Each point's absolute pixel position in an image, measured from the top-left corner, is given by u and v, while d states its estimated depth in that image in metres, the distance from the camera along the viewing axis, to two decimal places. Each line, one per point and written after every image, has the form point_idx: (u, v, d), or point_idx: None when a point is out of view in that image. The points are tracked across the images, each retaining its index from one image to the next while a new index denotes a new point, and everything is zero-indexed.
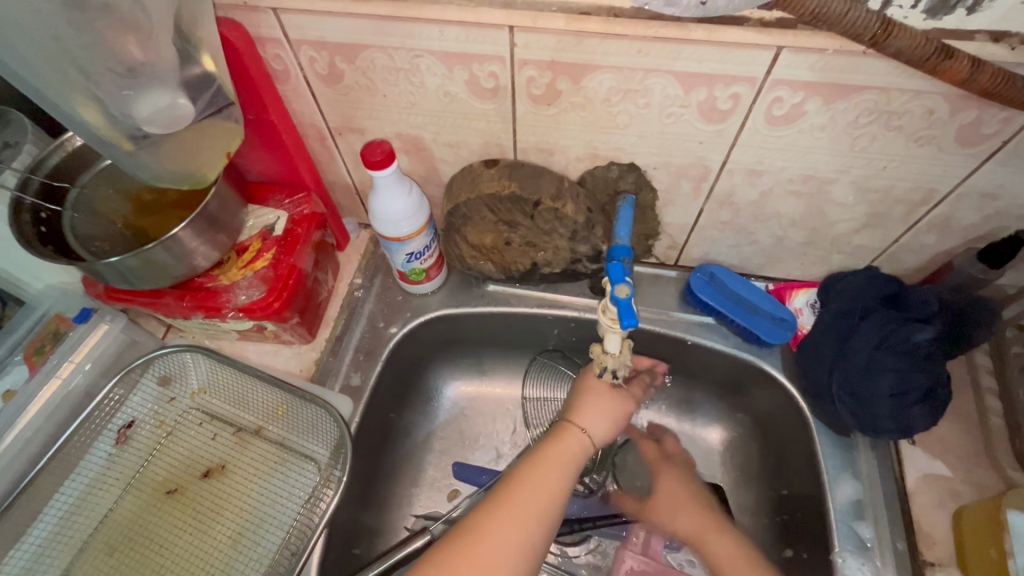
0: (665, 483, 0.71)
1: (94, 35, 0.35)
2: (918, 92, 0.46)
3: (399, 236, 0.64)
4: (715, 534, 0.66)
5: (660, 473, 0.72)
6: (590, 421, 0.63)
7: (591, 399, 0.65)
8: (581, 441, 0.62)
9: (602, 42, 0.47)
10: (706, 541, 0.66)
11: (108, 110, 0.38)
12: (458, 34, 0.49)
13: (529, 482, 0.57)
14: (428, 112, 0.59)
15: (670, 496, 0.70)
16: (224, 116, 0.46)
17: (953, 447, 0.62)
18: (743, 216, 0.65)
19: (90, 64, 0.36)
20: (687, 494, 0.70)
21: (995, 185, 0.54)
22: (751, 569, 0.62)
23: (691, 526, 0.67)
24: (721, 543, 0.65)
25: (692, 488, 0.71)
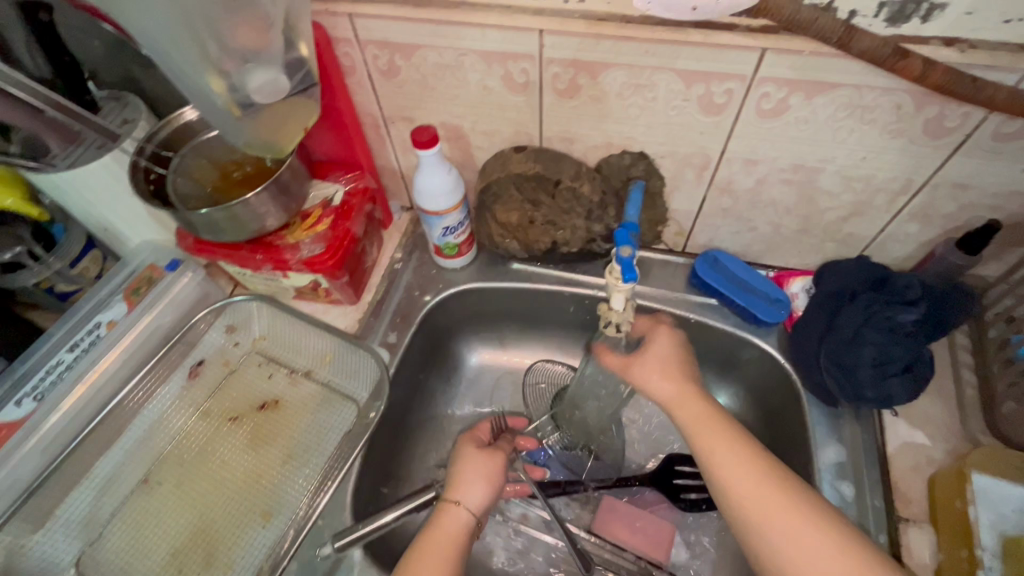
0: (651, 345, 0.68)
1: (234, 21, 0.46)
2: (887, 89, 0.54)
3: (437, 210, 0.75)
4: (689, 404, 0.62)
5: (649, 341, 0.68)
6: (467, 496, 0.64)
7: (467, 471, 0.67)
8: (466, 518, 0.63)
9: (616, 44, 0.57)
10: (679, 407, 0.63)
11: (229, 80, 0.50)
12: (497, 36, 0.60)
13: (426, 556, 0.59)
14: (468, 104, 0.70)
15: (652, 367, 0.66)
16: (306, 95, 0.57)
17: (932, 419, 0.67)
18: (742, 203, 0.72)
19: (228, 43, 0.47)
20: (670, 363, 0.66)
21: (965, 176, 0.60)
22: (713, 426, 0.60)
23: (666, 390, 0.64)
24: (692, 409, 0.62)
25: (677, 366, 0.66)
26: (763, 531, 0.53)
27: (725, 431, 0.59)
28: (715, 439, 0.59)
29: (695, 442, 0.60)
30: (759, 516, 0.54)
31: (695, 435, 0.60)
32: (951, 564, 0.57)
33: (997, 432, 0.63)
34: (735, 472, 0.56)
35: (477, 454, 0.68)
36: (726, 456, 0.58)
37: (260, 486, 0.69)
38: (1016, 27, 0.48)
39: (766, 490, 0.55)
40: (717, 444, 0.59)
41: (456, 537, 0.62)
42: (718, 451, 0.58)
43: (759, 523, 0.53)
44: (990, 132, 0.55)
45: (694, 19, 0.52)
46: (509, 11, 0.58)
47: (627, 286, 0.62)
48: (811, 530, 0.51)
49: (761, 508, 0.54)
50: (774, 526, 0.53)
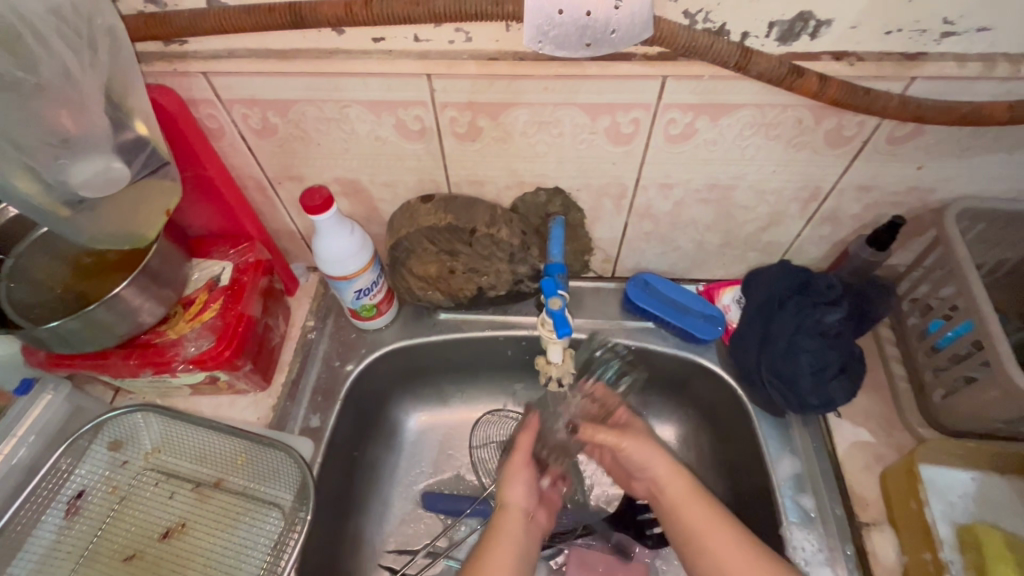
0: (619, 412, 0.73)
1: (31, 113, 0.41)
2: (787, 106, 0.53)
3: (346, 274, 0.68)
4: (673, 476, 0.65)
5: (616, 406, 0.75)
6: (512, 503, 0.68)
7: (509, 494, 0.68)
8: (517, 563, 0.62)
9: (512, 83, 0.53)
10: (669, 485, 0.65)
11: (43, 179, 0.44)
12: (380, 84, 0.54)
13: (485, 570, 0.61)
14: (362, 156, 0.63)
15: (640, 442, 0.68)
16: (159, 175, 0.51)
17: (873, 415, 0.68)
18: (663, 225, 0.71)
19: (23, 136, 0.42)
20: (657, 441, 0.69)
21: (867, 178, 0.62)
22: (699, 503, 0.63)
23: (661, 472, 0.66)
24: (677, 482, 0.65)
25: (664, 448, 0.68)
26: None
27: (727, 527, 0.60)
28: (700, 515, 0.62)
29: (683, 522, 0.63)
30: None
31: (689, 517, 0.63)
32: (916, 565, 0.57)
33: (932, 421, 0.65)
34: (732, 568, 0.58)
35: (517, 472, 0.70)
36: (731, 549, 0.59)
37: None
38: (897, 38, 0.48)
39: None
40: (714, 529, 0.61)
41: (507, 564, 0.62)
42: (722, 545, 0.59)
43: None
44: (884, 138, 0.56)
45: (590, 54, 0.49)
46: (391, 57, 0.52)
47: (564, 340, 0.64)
48: None
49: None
50: None
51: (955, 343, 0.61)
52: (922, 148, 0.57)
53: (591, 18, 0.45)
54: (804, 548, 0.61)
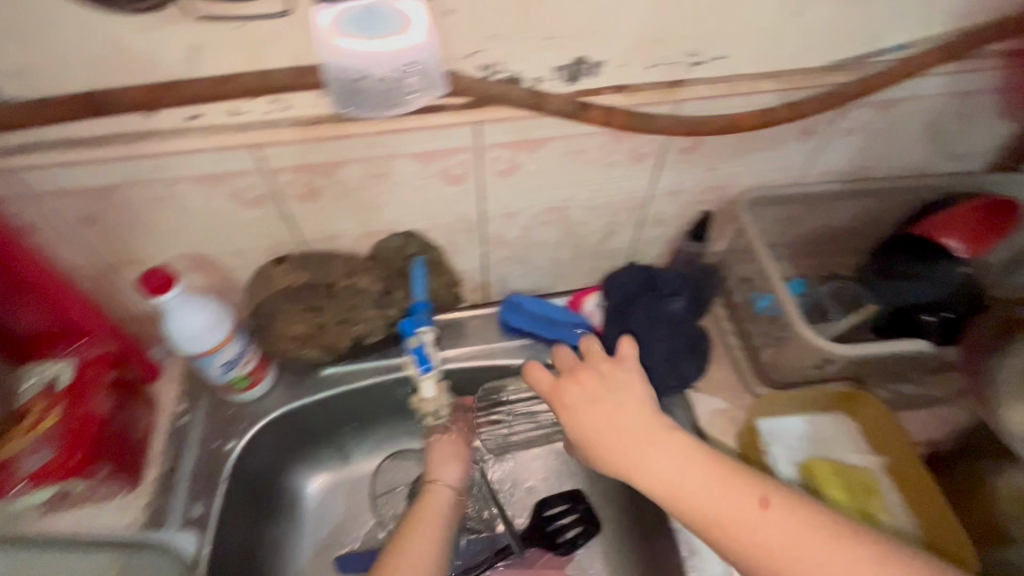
0: (574, 406, 0.60)
1: None
2: (589, 134, 0.61)
3: (208, 348, 0.65)
4: (632, 434, 0.56)
5: (578, 409, 0.59)
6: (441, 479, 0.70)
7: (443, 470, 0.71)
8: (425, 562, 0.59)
9: (338, 143, 0.56)
10: (619, 443, 0.56)
11: None
12: (204, 159, 0.55)
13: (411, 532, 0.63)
14: (203, 229, 0.62)
15: (579, 410, 0.59)
16: None
17: (724, 384, 0.78)
18: (518, 249, 0.77)
19: None
20: (600, 403, 0.59)
21: (673, 184, 0.72)
22: (681, 462, 0.53)
23: (612, 434, 0.56)
24: (648, 442, 0.55)
25: (609, 407, 0.58)
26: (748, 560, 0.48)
27: (745, 506, 0.50)
28: (664, 465, 0.53)
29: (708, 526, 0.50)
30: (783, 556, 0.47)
31: (704, 515, 0.51)
32: None
33: (765, 379, 0.75)
34: (772, 556, 0.48)
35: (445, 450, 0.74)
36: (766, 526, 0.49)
37: None
38: (659, 70, 0.58)
39: (811, 556, 0.47)
40: (741, 512, 0.49)
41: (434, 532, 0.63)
42: (755, 527, 0.49)
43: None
44: (674, 151, 0.66)
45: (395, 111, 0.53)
46: (209, 132, 0.53)
47: (432, 371, 0.68)
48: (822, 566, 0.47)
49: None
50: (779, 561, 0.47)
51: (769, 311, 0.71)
52: (707, 154, 0.68)
53: (384, 82, 0.49)
54: None
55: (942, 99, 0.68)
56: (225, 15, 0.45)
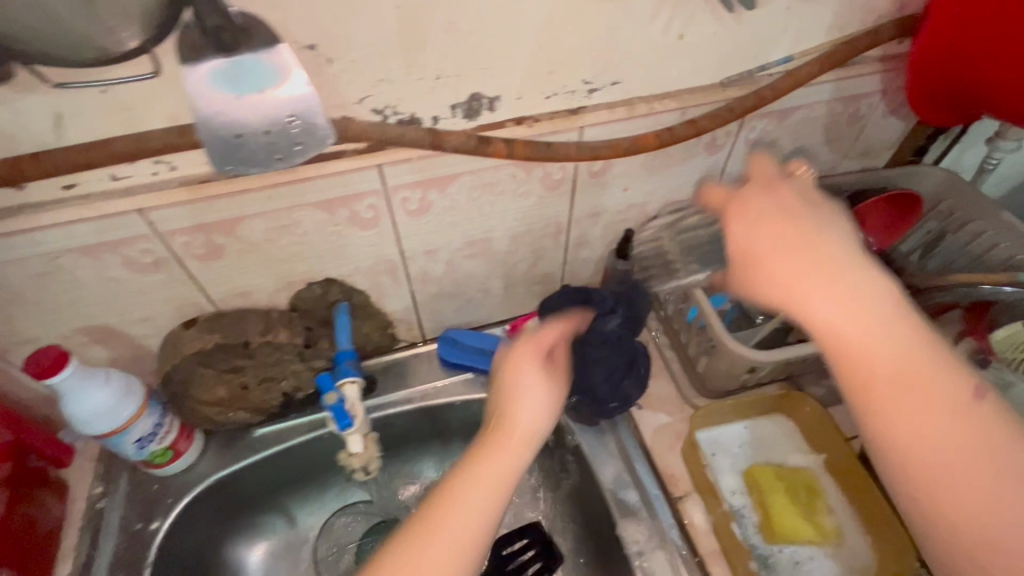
0: (743, 214, 0.51)
1: None
2: (497, 167, 0.61)
3: (115, 427, 0.61)
4: (788, 251, 0.46)
5: (734, 232, 0.51)
6: (519, 415, 0.56)
7: (517, 384, 0.58)
8: (523, 434, 0.54)
9: (233, 200, 0.54)
10: (764, 258, 0.47)
11: None
12: (87, 229, 0.52)
13: (517, 404, 0.56)
14: (99, 300, 0.58)
15: (745, 225, 0.50)
16: None
17: (667, 398, 0.78)
18: (447, 284, 0.75)
19: None
20: (771, 219, 0.50)
21: (592, 206, 0.72)
22: (852, 281, 0.44)
23: (759, 248, 0.48)
24: (785, 263, 0.46)
25: (781, 221, 0.49)
26: (875, 420, 0.41)
27: (958, 395, 0.39)
28: (821, 295, 0.44)
29: (859, 390, 0.42)
30: (914, 433, 0.39)
31: (864, 354, 0.42)
32: (722, 522, 0.65)
33: (702, 390, 0.76)
34: (929, 446, 0.39)
35: (524, 359, 0.60)
36: (950, 435, 0.38)
37: None
38: (557, 100, 0.59)
39: (961, 440, 0.38)
40: (876, 343, 0.42)
41: (535, 400, 0.57)
42: (910, 409, 0.40)
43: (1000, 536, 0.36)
44: (586, 175, 0.67)
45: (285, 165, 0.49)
46: (90, 200, 0.50)
47: (351, 429, 0.67)
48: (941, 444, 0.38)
49: (954, 499, 0.37)
50: (901, 426, 0.40)
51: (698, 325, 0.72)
52: (620, 175, 0.69)
53: (266, 137, 0.46)
54: (637, 540, 0.67)
55: (833, 104, 0.71)
56: (87, 80, 0.43)
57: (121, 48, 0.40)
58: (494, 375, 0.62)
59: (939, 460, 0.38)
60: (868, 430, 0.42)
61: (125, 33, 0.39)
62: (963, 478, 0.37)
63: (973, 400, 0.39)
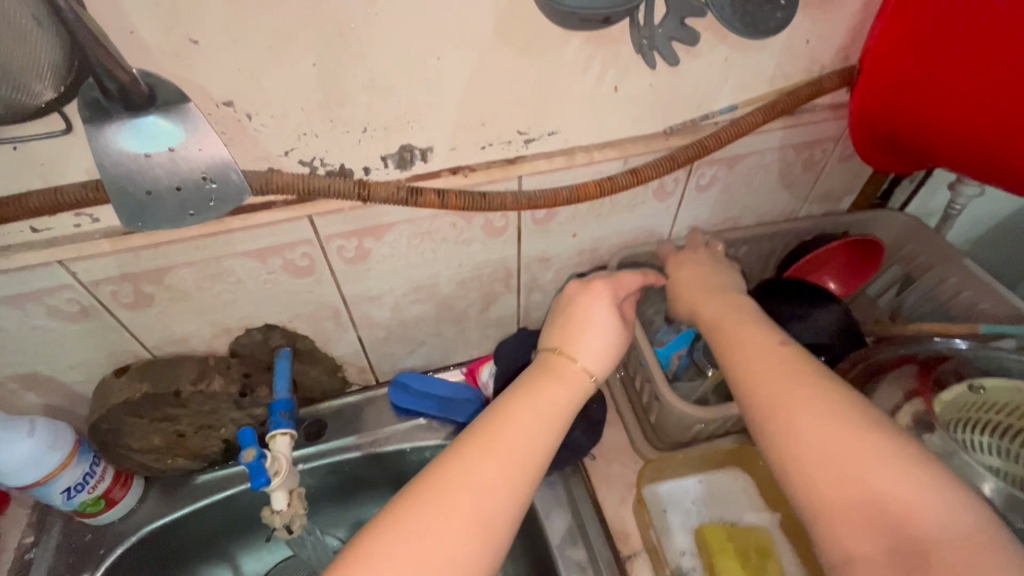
0: (682, 271, 0.66)
1: None
2: (434, 216, 0.61)
3: (38, 478, 0.60)
4: (718, 303, 0.59)
5: (677, 280, 0.65)
6: (583, 352, 0.57)
7: (590, 314, 0.59)
8: (581, 373, 0.56)
9: (158, 251, 0.53)
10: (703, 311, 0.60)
11: None
12: (8, 280, 0.51)
13: (584, 336, 0.58)
14: (27, 348, 0.58)
15: (682, 291, 0.64)
16: None
17: (620, 448, 0.75)
18: (395, 328, 0.74)
19: None
20: (701, 284, 0.63)
21: (541, 252, 0.71)
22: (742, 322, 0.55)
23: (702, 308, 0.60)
24: (711, 306, 0.59)
25: (709, 283, 0.63)
26: (763, 421, 0.47)
27: (826, 395, 0.46)
28: (737, 329, 0.55)
29: (745, 383, 0.50)
30: (787, 425, 0.45)
31: (744, 366, 0.51)
32: None
33: (656, 441, 0.72)
34: (801, 433, 0.44)
35: (597, 292, 0.61)
36: (824, 430, 0.43)
37: None
38: (492, 150, 0.58)
39: (813, 427, 0.44)
40: (756, 357, 0.51)
41: (603, 328, 0.59)
42: (785, 399, 0.47)
43: (849, 497, 0.40)
44: (530, 222, 0.66)
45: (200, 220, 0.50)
46: (9, 252, 0.50)
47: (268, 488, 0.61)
48: (816, 441, 0.43)
49: (817, 476, 0.42)
50: (784, 420, 0.46)
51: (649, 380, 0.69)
52: (566, 222, 0.68)
53: (180, 194, 0.47)
54: None
55: (785, 150, 0.71)
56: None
57: (38, 101, 0.40)
58: (556, 306, 0.62)
59: (809, 452, 0.43)
60: (749, 409, 0.49)
61: (40, 87, 0.39)
62: (823, 465, 0.42)
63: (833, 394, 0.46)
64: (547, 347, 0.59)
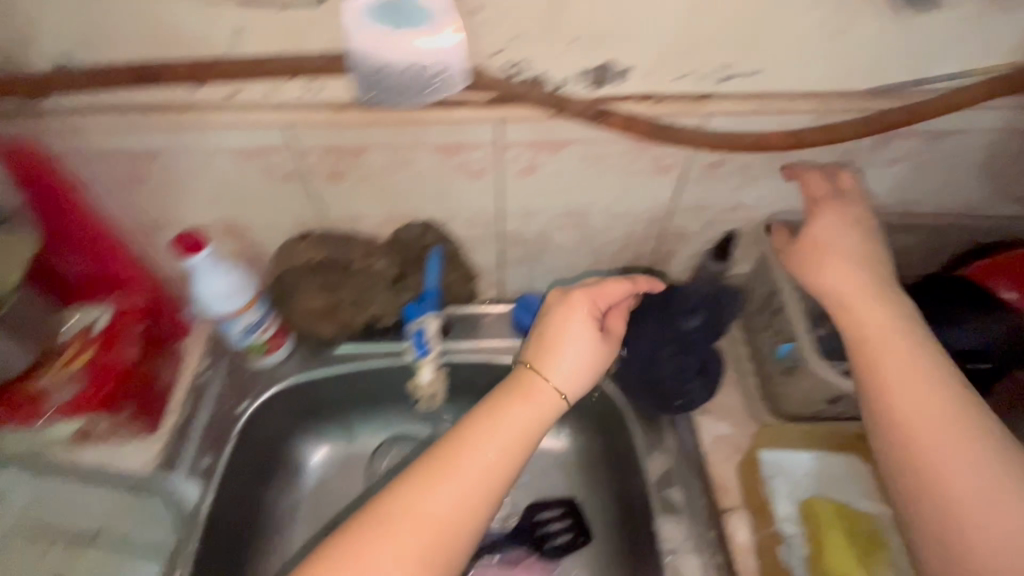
0: (826, 229, 0.60)
1: None
2: (612, 141, 0.61)
3: (229, 312, 0.70)
4: (858, 292, 0.56)
5: (823, 263, 0.58)
6: (553, 371, 0.59)
7: (567, 328, 0.61)
8: (551, 393, 0.58)
9: (365, 129, 0.58)
10: (844, 292, 0.56)
11: None
12: (242, 133, 0.58)
13: (556, 357, 0.60)
14: (238, 198, 0.66)
15: (830, 259, 0.58)
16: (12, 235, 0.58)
17: (732, 409, 0.75)
18: (537, 249, 0.77)
19: None
20: (851, 259, 0.58)
21: (699, 199, 0.70)
22: (877, 312, 0.54)
23: (844, 288, 0.56)
24: (845, 283, 0.56)
25: (850, 257, 0.58)
26: (894, 432, 0.49)
27: (961, 419, 0.48)
28: (874, 334, 0.53)
29: (880, 395, 0.51)
30: (920, 441, 0.48)
31: (879, 376, 0.51)
32: (766, 542, 0.64)
33: (774, 410, 0.73)
34: (946, 455, 0.46)
35: (579, 305, 0.61)
36: (958, 460, 0.46)
37: None
38: (690, 81, 0.57)
39: (949, 452, 0.46)
40: (901, 368, 0.51)
41: (573, 352, 0.60)
42: (918, 420, 0.48)
43: (981, 519, 0.44)
44: (701, 166, 0.65)
45: (423, 101, 0.55)
46: (249, 108, 0.57)
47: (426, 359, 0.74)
48: (959, 461, 0.46)
49: (957, 503, 0.45)
50: (930, 440, 0.47)
51: (788, 359, 0.67)
52: (735, 172, 0.67)
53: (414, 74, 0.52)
54: (675, 538, 0.66)
55: (1002, 134, 0.64)
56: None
57: None
58: (539, 318, 0.64)
59: (949, 469, 0.46)
60: (877, 418, 0.51)
61: None
62: (962, 486, 0.45)
63: (970, 420, 0.47)
64: (523, 358, 0.62)
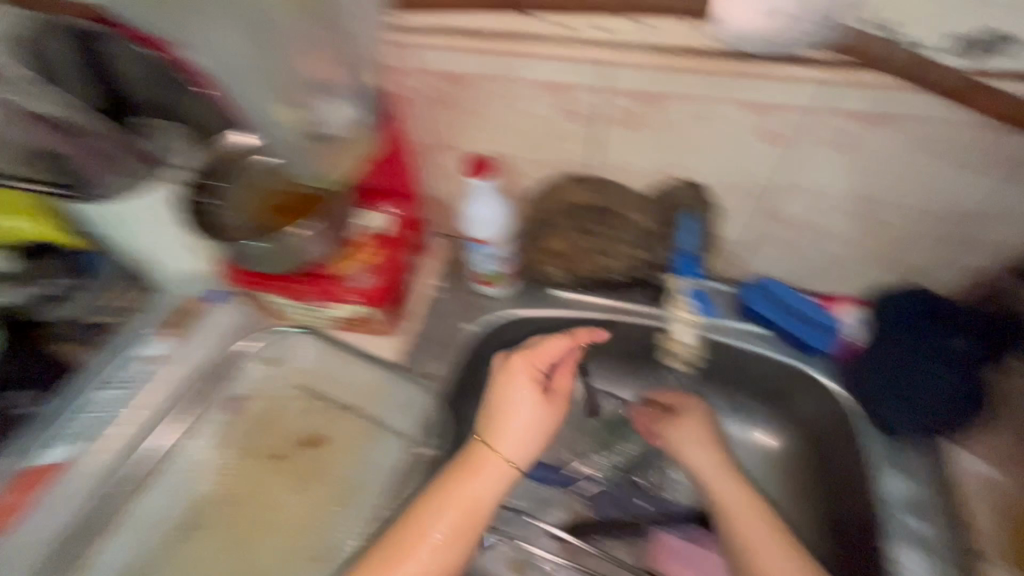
0: (686, 429, 0.73)
1: (297, 53, 0.53)
2: (949, 120, 0.57)
3: (485, 239, 0.74)
4: (720, 477, 0.69)
5: (682, 446, 0.72)
6: (505, 445, 0.63)
7: (512, 395, 0.65)
8: (503, 469, 0.62)
9: (684, 76, 0.58)
10: (719, 491, 0.68)
11: (293, 109, 0.55)
12: (559, 67, 0.60)
13: (506, 435, 0.63)
14: (522, 132, 0.69)
15: (681, 429, 0.74)
16: (360, 125, 0.62)
17: (993, 447, 0.67)
18: (793, 230, 0.73)
19: (286, 78, 0.53)
20: (702, 430, 0.73)
21: (1016, 204, 0.62)
22: (760, 524, 0.64)
23: (700, 461, 0.70)
24: (725, 479, 0.68)
25: (705, 441, 0.72)
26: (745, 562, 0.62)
27: None
28: (741, 514, 0.65)
29: (747, 549, 0.63)
30: None
31: (745, 541, 0.63)
32: None
33: None
34: None
35: (518, 372, 0.66)
36: None
37: (309, 530, 0.66)
38: None
39: None
40: (759, 531, 0.63)
41: (526, 411, 0.64)
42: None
43: None
44: None
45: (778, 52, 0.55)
46: (573, 43, 0.58)
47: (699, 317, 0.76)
48: None
49: None
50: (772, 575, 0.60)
51: None
52: None
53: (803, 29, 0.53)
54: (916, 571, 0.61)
55: None
56: None
57: None
58: (488, 390, 0.68)
59: None
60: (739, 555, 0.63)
61: None
62: None
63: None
64: (477, 431, 0.65)
